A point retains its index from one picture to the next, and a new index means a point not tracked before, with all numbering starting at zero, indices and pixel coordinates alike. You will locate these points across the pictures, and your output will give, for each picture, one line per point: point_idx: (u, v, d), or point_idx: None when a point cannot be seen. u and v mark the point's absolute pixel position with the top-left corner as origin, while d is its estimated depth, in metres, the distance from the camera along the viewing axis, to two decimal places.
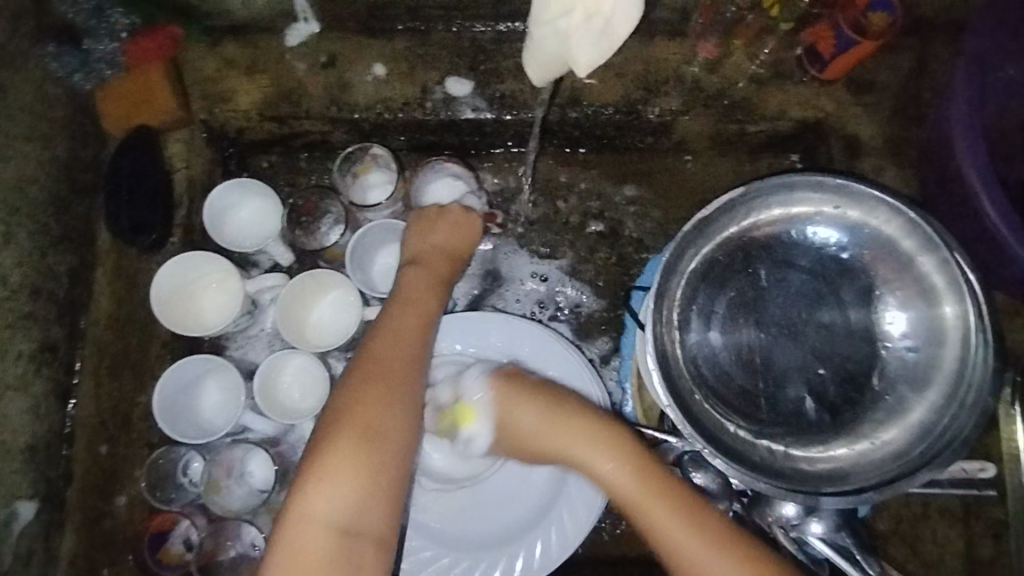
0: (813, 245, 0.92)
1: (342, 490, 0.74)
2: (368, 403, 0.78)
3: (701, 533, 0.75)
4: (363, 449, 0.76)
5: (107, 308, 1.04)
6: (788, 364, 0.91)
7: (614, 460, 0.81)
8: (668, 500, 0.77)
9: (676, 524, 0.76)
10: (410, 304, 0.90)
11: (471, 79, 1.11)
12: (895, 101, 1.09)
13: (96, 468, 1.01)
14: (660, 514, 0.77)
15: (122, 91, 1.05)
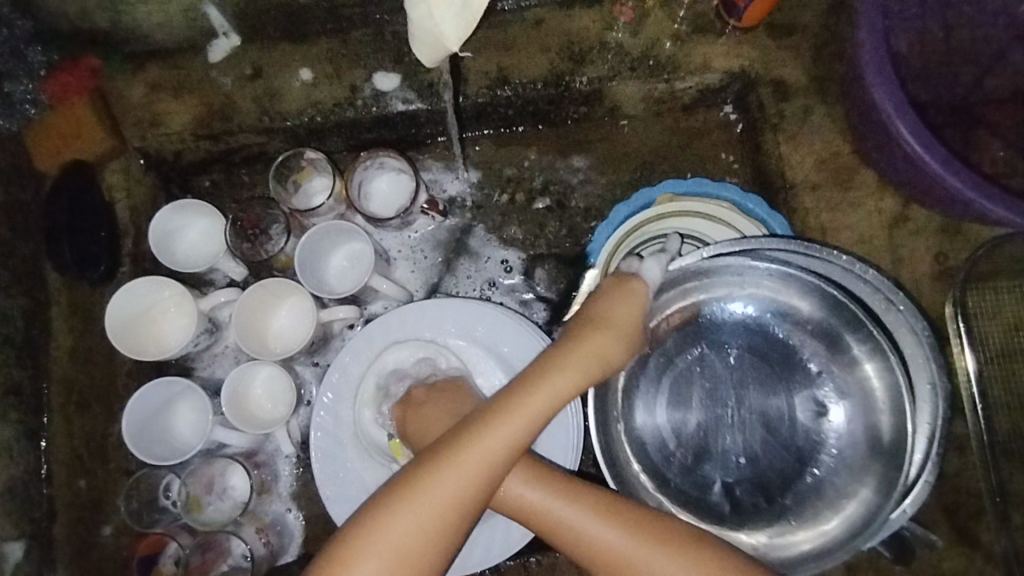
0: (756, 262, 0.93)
1: (389, 551, 0.74)
2: (444, 477, 0.76)
3: (660, 557, 0.77)
4: (425, 514, 0.75)
5: (67, 343, 1.06)
6: (738, 401, 0.95)
7: (549, 490, 0.83)
8: (619, 526, 0.79)
9: (625, 552, 0.78)
10: (577, 378, 0.83)
11: (398, 71, 1.12)
12: (816, 39, 1.11)
13: (78, 502, 1.03)
14: (598, 534, 0.79)
15: (47, 126, 1.05)
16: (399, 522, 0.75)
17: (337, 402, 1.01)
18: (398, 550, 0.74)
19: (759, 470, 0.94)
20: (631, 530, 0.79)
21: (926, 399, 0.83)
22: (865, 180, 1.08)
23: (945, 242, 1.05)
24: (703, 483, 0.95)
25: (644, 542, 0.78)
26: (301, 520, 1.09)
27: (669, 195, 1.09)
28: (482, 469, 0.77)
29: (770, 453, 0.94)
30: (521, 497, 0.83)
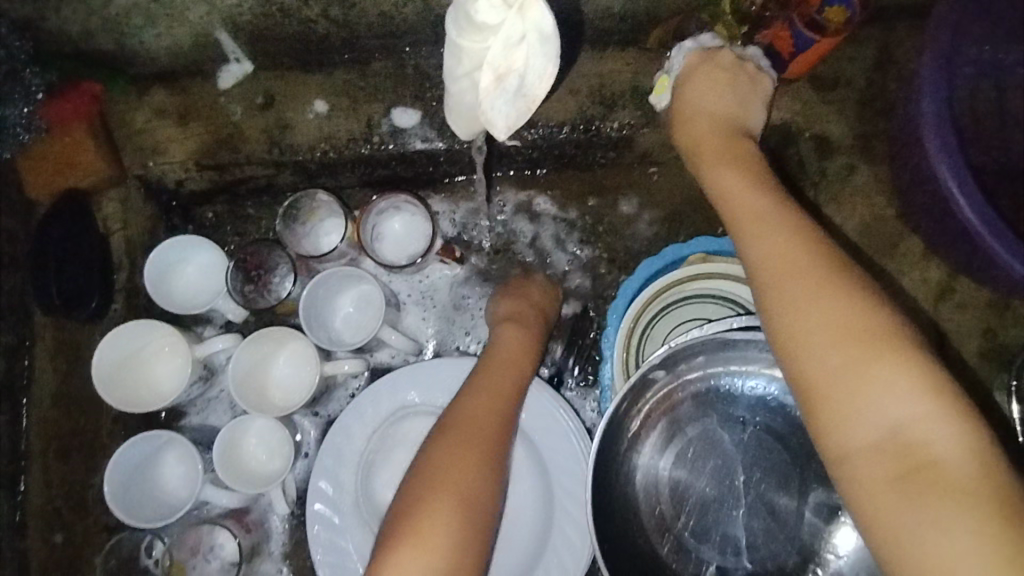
0: None
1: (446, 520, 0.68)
2: (458, 429, 0.76)
3: (879, 360, 0.61)
4: (475, 471, 0.73)
5: (50, 385, 0.99)
6: (749, 486, 0.86)
7: (885, 390, 0.61)
8: (840, 320, 0.64)
9: (825, 348, 0.64)
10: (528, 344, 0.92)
11: (418, 108, 1.05)
12: (863, 94, 1.04)
13: (55, 557, 0.95)
14: (808, 312, 0.65)
15: (44, 154, 0.99)
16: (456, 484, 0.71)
17: (336, 465, 0.94)
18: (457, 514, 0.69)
19: (761, 565, 0.84)
20: (853, 350, 0.63)
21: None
22: (909, 248, 1.02)
23: (994, 318, 1.01)
24: (697, 566, 0.86)
25: (861, 352, 0.62)
26: None
27: (702, 254, 1.01)
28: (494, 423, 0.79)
29: (772, 546, 0.85)
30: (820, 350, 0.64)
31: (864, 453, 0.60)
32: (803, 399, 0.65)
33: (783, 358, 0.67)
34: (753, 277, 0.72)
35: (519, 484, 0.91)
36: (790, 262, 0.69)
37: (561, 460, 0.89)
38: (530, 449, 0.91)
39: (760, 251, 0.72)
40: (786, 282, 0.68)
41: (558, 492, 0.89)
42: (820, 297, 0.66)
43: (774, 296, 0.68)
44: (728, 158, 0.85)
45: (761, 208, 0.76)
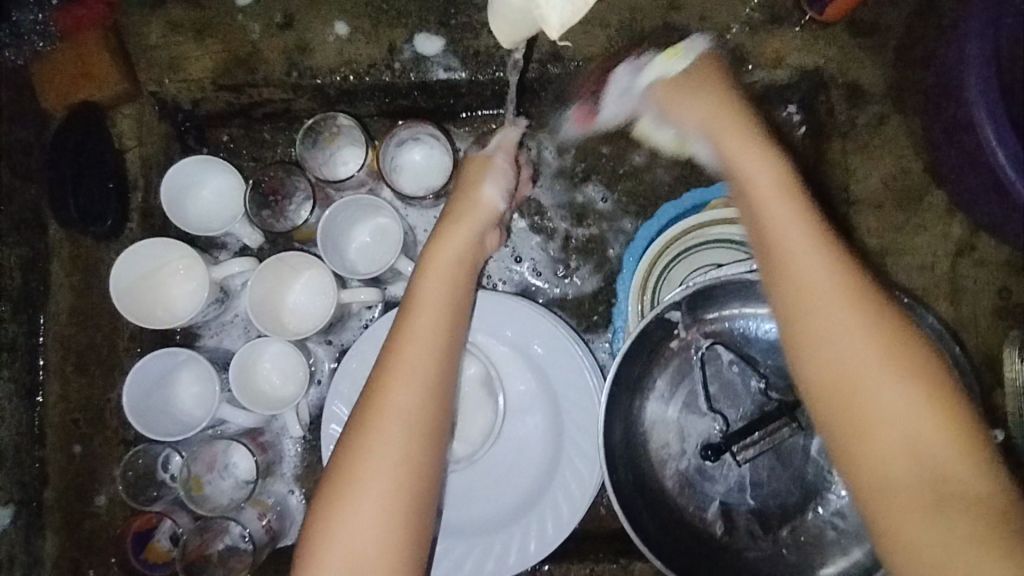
0: None
1: (384, 465, 0.67)
2: (405, 380, 0.69)
3: (876, 345, 0.60)
4: (403, 416, 0.68)
5: (67, 301, 0.99)
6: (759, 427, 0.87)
7: (887, 375, 0.59)
8: (881, 343, 0.60)
9: (869, 375, 0.59)
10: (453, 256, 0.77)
11: (442, 35, 1.02)
12: (901, 42, 1.01)
13: (71, 469, 0.97)
14: (849, 336, 0.60)
15: (58, 64, 0.97)
16: (385, 432, 0.68)
17: (353, 389, 0.96)
18: (393, 462, 0.67)
19: (763, 501, 0.87)
20: (861, 330, 0.60)
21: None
22: (934, 202, 1.00)
23: (1011, 277, 0.99)
24: (701, 501, 0.88)
25: (897, 377, 0.59)
26: (304, 502, 1.03)
27: (724, 199, 1.01)
28: (433, 356, 0.71)
29: (775, 484, 0.87)
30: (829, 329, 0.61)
31: (906, 486, 0.57)
32: (838, 428, 0.60)
33: (812, 385, 0.62)
34: (782, 289, 0.63)
35: (531, 415, 0.92)
36: (828, 277, 0.62)
37: (574, 393, 0.90)
38: (544, 380, 0.92)
39: (799, 261, 0.63)
40: (830, 300, 0.61)
41: (570, 424, 0.90)
42: (856, 316, 0.61)
43: (817, 318, 0.61)
44: (705, 107, 0.71)
45: (788, 194, 0.65)
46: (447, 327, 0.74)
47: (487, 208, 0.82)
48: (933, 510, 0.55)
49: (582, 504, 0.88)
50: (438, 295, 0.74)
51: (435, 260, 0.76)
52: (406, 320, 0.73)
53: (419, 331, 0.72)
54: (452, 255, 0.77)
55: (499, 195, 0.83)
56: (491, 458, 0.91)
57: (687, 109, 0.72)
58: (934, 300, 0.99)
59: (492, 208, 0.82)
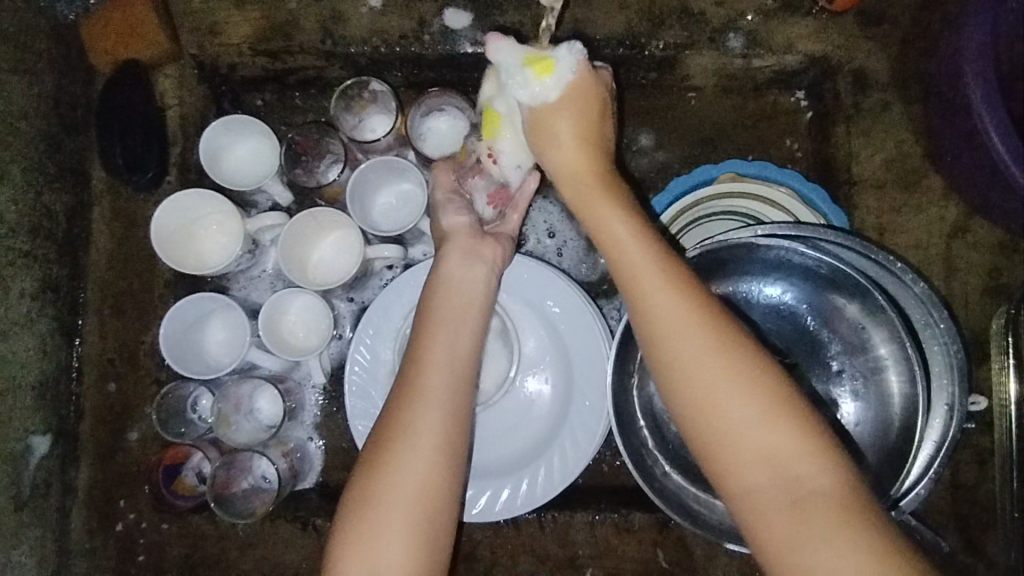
0: (808, 261, 0.86)
1: (406, 489, 0.69)
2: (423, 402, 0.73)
3: (734, 377, 0.61)
4: (428, 441, 0.71)
5: (107, 248, 1.04)
6: None
7: (753, 405, 0.60)
8: (727, 353, 0.62)
9: (718, 390, 0.61)
10: (453, 302, 0.82)
11: (470, 11, 1.07)
12: (905, 33, 1.06)
13: (106, 406, 1.02)
14: (694, 353, 0.62)
15: (107, 21, 1.02)
16: (407, 456, 0.70)
17: (377, 339, 1.02)
18: (419, 482, 0.70)
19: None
20: (725, 364, 0.61)
21: (939, 416, 0.81)
22: (931, 185, 1.06)
23: (1002, 258, 1.04)
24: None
25: (741, 385, 0.61)
26: (321, 448, 1.08)
27: (731, 174, 1.06)
28: (454, 383, 0.75)
29: None
30: (695, 366, 0.62)
31: (764, 491, 0.59)
32: (697, 440, 0.62)
33: (674, 403, 0.64)
34: (644, 335, 0.65)
35: (542, 369, 0.98)
36: (670, 300, 0.64)
37: (583, 350, 0.96)
38: (556, 337, 0.98)
39: (644, 289, 0.66)
40: (673, 322, 0.64)
41: (579, 379, 0.96)
42: (698, 333, 0.63)
43: (664, 341, 0.64)
44: (569, 161, 0.76)
45: (629, 230, 0.70)
46: (464, 355, 0.78)
47: (460, 231, 0.89)
48: (812, 536, 0.57)
49: (588, 451, 0.94)
50: (458, 327, 0.80)
51: (446, 296, 0.82)
52: (427, 345, 0.77)
53: (438, 363, 0.76)
54: (461, 284, 0.84)
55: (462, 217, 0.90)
56: (502, 406, 0.97)
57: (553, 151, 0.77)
58: (927, 276, 1.05)
59: (462, 226, 0.89)
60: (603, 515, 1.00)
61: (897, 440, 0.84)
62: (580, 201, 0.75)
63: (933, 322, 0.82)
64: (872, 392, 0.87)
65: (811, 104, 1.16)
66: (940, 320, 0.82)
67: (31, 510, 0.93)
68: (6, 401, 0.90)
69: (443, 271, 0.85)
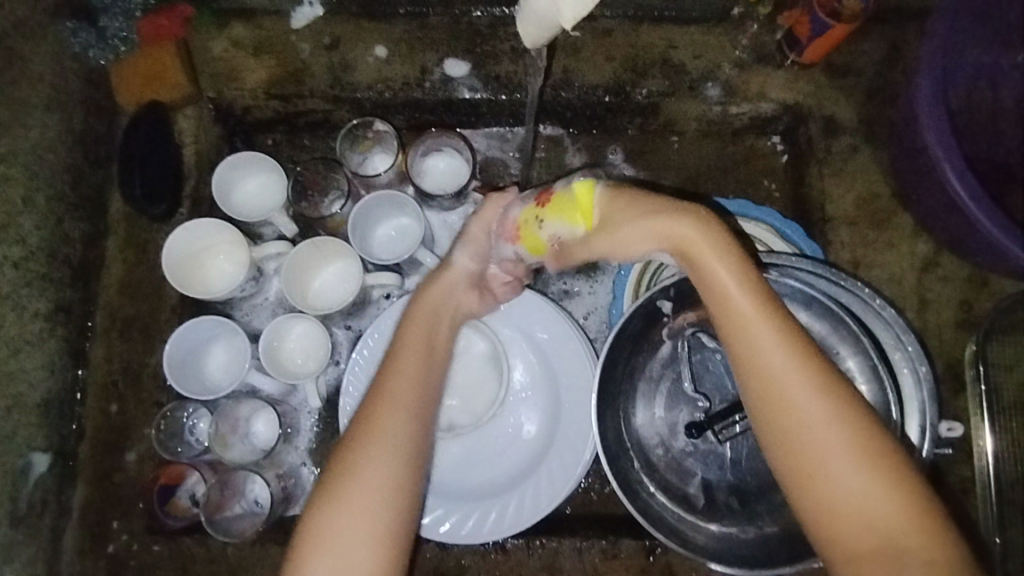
0: (783, 288, 0.92)
1: (365, 494, 0.73)
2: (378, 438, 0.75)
3: (842, 441, 0.65)
4: (392, 450, 0.75)
5: (118, 274, 1.09)
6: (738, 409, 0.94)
7: (860, 468, 0.64)
8: (843, 424, 0.65)
9: (832, 459, 0.64)
10: (422, 331, 0.85)
11: (468, 60, 1.16)
12: (869, 84, 1.15)
13: (106, 426, 1.05)
14: (809, 423, 0.65)
15: (134, 67, 1.11)
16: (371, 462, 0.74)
17: (370, 361, 1.06)
18: (378, 490, 0.73)
19: (742, 477, 0.94)
20: (836, 425, 0.65)
21: (914, 435, 0.84)
22: (900, 224, 1.12)
23: (972, 292, 1.09)
24: (685, 475, 0.94)
25: (856, 456, 0.64)
26: (314, 474, 1.09)
27: (712, 211, 1.13)
28: (419, 397, 0.79)
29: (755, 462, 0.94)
30: (804, 428, 0.65)
31: (870, 559, 0.63)
32: (802, 503, 0.66)
33: (779, 464, 0.67)
34: (756, 392, 0.67)
35: (532, 392, 1.02)
36: (789, 374, 0.66)
37: (572, 373, 1.00)
38: (545, 361, 1.02)
39: (762, 358, 0.67)
40: (794, 392, 0.66)
41: (567, 402, 0.99)
42: (814, 396, 0.65)
43: (781, 407, 0.66)
44: (659, 228, 0.70)
45: (744, 287, 0.68)
46: (427, 369, 0.82)
47: (458, 273, 0.90)
48: None
49: (575, 472, 0.96)
50: (423, 344, 0.84)
51: (420, 318, 0.86)
52: (387, 379, 0.80)
53: (404, 375, 0.80)
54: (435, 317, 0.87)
55: (468, 262, 0.90)
56: (492, 429, 1.01)
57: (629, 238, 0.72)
58: (902, 308, 1.09)
59: (466, 271, 0.90)
60: (591, 541, 1.01)
61: None
62: (680, 243, 0.70)
63: (901, 344, 0.88)
64: None
65: (787, 148, 1.23)
66: (909, 342, 0.87)
67: (25, 528, 0.95)
68: (12, 416, 0.94)
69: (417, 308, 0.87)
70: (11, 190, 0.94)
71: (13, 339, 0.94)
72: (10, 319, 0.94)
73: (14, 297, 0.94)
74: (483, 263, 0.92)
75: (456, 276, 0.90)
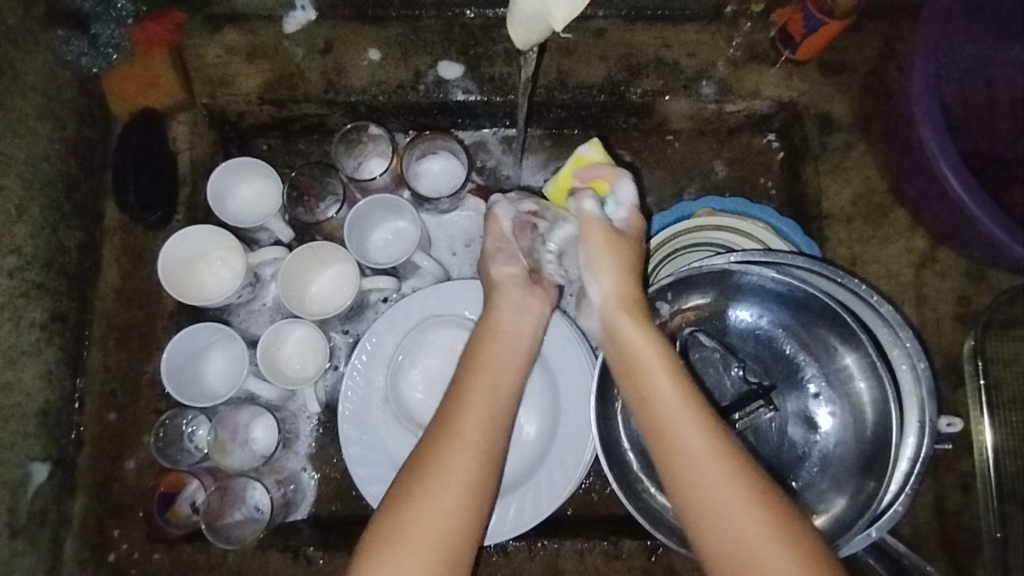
0: (777, 287, 0.91)
1: (434, 523, 0.74)
2: (450, 470, 0.77)
3: (749, 514, 0.71)
4: (455, 486, 0.76)
5: (115, 281, 1.09)
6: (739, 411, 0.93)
7: (770, 543, 0.70)
8: (747, 498, 0.72)
9: (743, 527, 0.71)
10: (498, 352, 0.86)
11: (462, 63, 1.16)
12: (863, 80, 1.15)
13: (105, 435, 1.05)
14: (725, 506, 0.72)
15: (127, 74, 1.11)
16: (438, 494, 0.76)
17: (369, 366, 1.05)
18: (444, 529, 0.75)
19: None
20: (745, 499, 0.72)
21: (914, 434, 0.82)
22: (898, 219, 1.12)
23: (970, 287, 1.09)
24: None
25: (764, 526, 0.70)
26: (315, 479, 1.10)
27: (708, 209, 1.12)
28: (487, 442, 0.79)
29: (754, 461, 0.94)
30: (713, 505, 0.72)
31: None
32: (727, 574, 0.71)
33: (700, 544, 0.73)
34: (669, 471, 0.76)
35: (532, 394, 1.01)
36: (699, 449, 0.74)
37: (570, 373, 1.00)
38: (544, 363, 1.02)
39: (671, 432, 0.76)
40: (702, 471, 0.73)
41: (566, 403, 0.99)
42: (723, 478, 0.73)
43: (688, 479, 0.74)
44: (613, 272, 0.85)
45: (666, 367, 0.80)
46: (502, 402, 0.83)
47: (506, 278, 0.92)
48: None
49: (576, 474, 0.96)
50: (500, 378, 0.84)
51: (495, 335, 0.87)
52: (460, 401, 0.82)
53: (475, 412, 0.81)
54: (511, 329, 0.88)
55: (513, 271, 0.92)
56: None
57: (599, 262, 0.85)
58: (900, 304, 1.09)
59: (509, 275, 0.92)
60: (592, 543, 1.00)
61: (876, 452, 0.87)
62: (620, 301, 0.85)
63: (901, 342, 0.86)
64: (849, 406, 0.92)
65: (782, 144, 1.23)
66: (908, 339, 0.85)
67: (25, 538, 0.94)
68: (10, 427, 0.94)
69: (489, 323, 0.89)
70: (5, 199, 0.94)
71: (9, 349, 0.94)
72: (7, 329, 0.94)
73: (9, 308, 0.94)
74: (524, 263, 0.92)
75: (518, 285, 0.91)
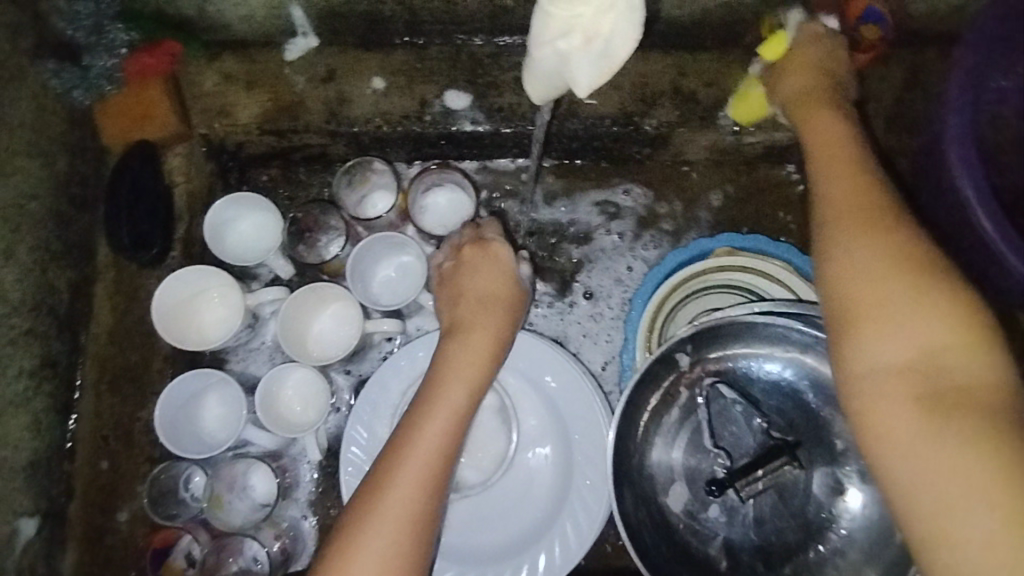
0: (805, 341, 0.88)
1: (390, 517, 0.73)
2: (402, 470, 0.76)
3: (896, 318, 0.66)
4: (408, 487, 0.75)
5: (108, 322, 1.05)
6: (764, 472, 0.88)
7: (911, 337, 0.65)
8: (899, 292, 0.67)
9: (885, 316, 0.66)
10: (471, 353, 0.87)
11: (470, 92, 1.11)
12: (890, 110, 1.09)
13: (98, 484, 1.01)
14: (876, 291, 0.68)
15: (121, 106, 1.07)
16: (392, 491, 0.75)
17: (372, 416, 1.01)
18: (392, 531, 0.73)
19: (766, 537, 0.90)
20: (895, 288, 0.67)
21: None
22: None
23: None
24: (705, 535, 0.91)
25: (913, 324, 0.65)
26: (315, 527, 1.05)
27: (728, 247, 1.06)
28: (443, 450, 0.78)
29: (778, 521, 0.90)
30: (862, 283, 0.69)
31: (907, 423, 0.62)
32: (852, 372, 0.67)
33: (840, 334, 0.69)
34: (828, 259, 0.74)
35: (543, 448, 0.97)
36: (859, 248, 0.71)
37: (582, 426, 0.95)
38: (555, 415, 0.97)
39: (863, 286, 0.69)
40: (861, 260, 0.71)
41: (578, 459, 0.95)
42: (880, 272, 0.69)
43: (841, 274, 0.72)
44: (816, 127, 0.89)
45: (846, 182, 0.79)
46: (446, 439, 0.79)
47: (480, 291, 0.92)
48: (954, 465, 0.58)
49: (590, 534, 0.92)
50: (427, 461, 0.77)
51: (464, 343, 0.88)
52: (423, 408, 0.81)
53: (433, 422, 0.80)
54: (481, 332, 0.89)
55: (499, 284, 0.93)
56: (502, 486, 0.96)
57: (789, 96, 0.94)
58: None
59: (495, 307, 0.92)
60: None
61: None
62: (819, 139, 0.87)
63: None
64: None
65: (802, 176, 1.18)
66: None
67: None
68: None
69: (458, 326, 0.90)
70: None
71: None
72: None
73: None
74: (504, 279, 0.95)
75: (501, 288, 0.93)
